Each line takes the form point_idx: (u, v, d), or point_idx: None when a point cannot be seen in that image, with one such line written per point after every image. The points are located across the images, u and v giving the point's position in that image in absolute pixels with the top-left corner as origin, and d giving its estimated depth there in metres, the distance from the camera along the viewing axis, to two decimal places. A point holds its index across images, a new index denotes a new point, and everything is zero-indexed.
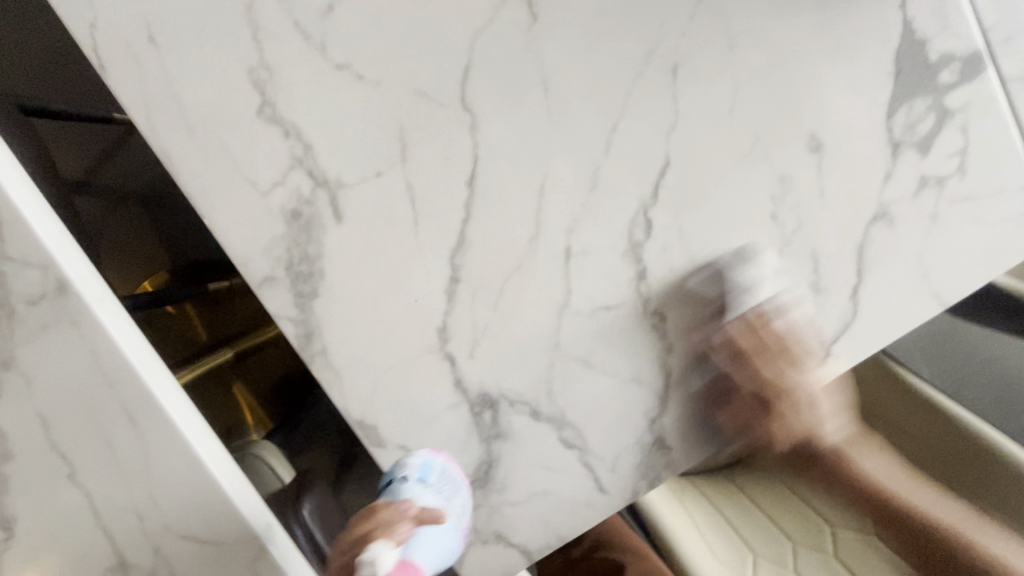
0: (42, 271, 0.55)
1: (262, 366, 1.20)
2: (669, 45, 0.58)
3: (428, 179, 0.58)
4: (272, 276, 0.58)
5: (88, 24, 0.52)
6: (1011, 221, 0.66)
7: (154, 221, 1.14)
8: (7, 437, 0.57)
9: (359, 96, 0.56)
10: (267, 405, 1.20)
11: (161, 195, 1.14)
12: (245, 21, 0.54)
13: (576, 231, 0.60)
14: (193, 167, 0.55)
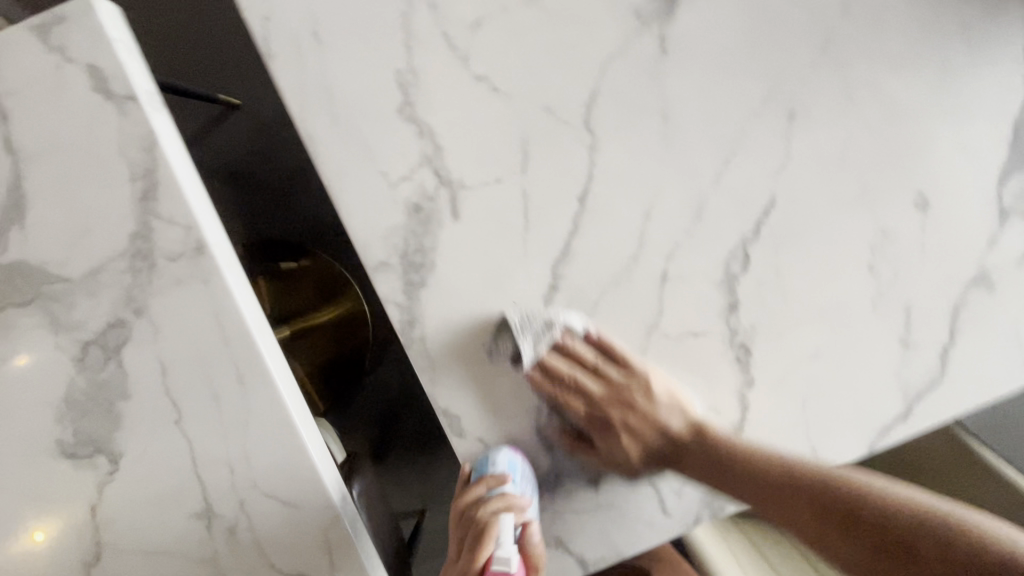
0: (185, 231, 0.61)
1: (321, 346, 1.24)
2: (789, 91, 0.60)
3: (543, 191, 0.61)
4: (385, 262, 0.62)
5: (262, 16, 0.58)
6: None
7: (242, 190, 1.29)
8: (128, 379, 0.63)
9: (492, 106, 0.60)
10: (321, 384, 1.24)
11: (252, 169, 1.28)
12: (399, 26, 0.59)
13: (675, 256, 0.62)
14: (332, 153, 0.60)
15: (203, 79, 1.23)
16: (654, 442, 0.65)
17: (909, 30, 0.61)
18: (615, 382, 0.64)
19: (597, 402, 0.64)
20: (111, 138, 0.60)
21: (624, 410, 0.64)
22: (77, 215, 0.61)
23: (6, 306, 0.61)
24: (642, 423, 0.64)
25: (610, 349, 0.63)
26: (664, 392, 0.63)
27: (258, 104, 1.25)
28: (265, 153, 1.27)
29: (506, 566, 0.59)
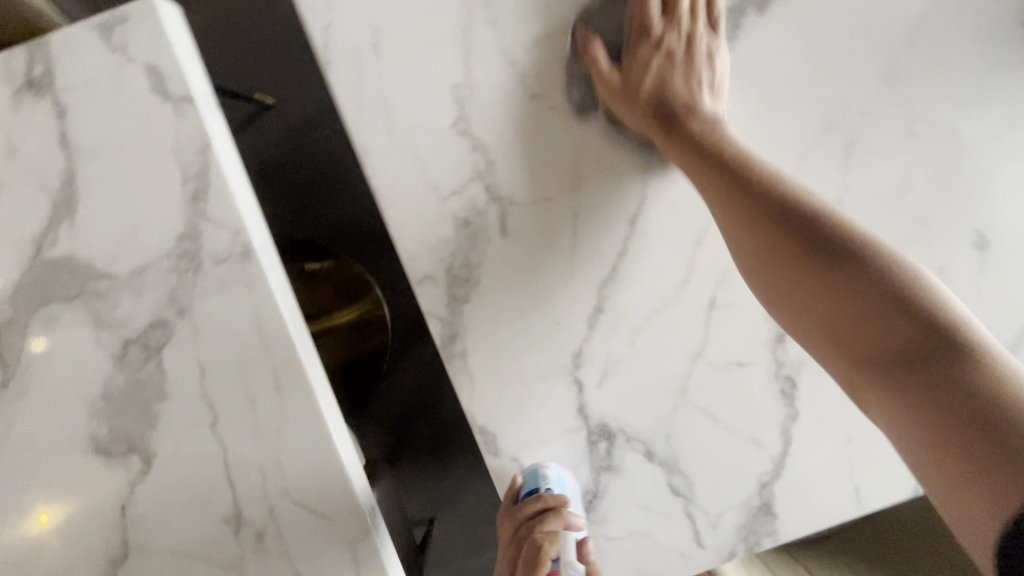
0: (233, 234, 0.61)
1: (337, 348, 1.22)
2: (849, 122, 0.59)
3: (594, 212, 0.61)
4: (430, 275, 0.61)
5: (324, 25, 0.58)
6: None
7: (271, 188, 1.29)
8: (167, 378, 0.62)
9: (547, 125, 0.60)
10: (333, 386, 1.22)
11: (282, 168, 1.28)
12: (460, 41, 0.58)
13: (724, 283, 0.61)
14: (384, 163, 0.60)
15: (242, 77, 1.24)
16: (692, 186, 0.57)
17: (975, 68, 0.60)
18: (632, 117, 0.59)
19: (630, 80, 0.59)
20: (166, 138, 0.60)
21: (663, 143, 0.59)
22: (127, 213, 0.61)
23: (51, 299, 0.62)
24: (680, 113, 0.58)
25: (665, 48, 0.59)
26: (701, 104, 0.58)
27: (291, 104, 1.25)
28: (296, 152, 1.28)
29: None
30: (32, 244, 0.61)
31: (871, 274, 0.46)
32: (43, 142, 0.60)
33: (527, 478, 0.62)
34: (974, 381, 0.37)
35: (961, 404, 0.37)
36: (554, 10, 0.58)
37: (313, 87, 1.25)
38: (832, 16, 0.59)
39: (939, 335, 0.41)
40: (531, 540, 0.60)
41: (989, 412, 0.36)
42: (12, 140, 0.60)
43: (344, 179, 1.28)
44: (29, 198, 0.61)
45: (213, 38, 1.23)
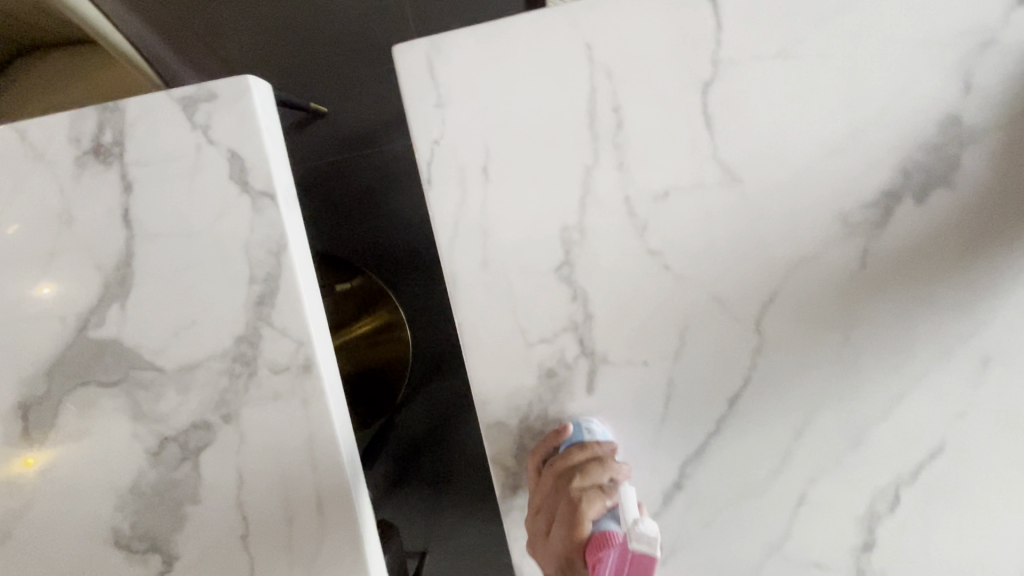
0: (295, 345, 0.55)
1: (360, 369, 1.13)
2: (991, 336, 0.53)
3: (693, 384, 0.55)
4: (502, 423, 0.56)
5: (433, 139, 0.52)
6: None
7: (309, 199, 1.17)
8: (203, 481, 0.58)
9: (660, 286, 0.53)
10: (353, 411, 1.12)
11: (323, 180, 1.17)
12: (579, 180, 0.52)
13: (818, 481, 0.56)
14: (474, 296, 0.54)
15: (299, 82, 1.15)
16: None
17: None
18: None
19: None
20: (237, 232, 0.54)
21: None
22: (185, 305, 0.55)
23: (91, 383, 0.57)
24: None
25: (603, 275, 0.54)
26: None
27: (346, 118, 1.16)
28: (342, 166, 1.17)
29: (652, 549, 0.46)
30: (78, 320, 0.56)
31: None
32: (105, 215, 0.55)
33: (573, 430, 0.54)
34: None
35: None
36: (690, 162, 0.52)
37: (371, 102, 1.15)
38: (998, 217, 0.52)
39: None
40: (570, 495, 0.52)
41: None
42: (70, 207, 0.55)
43: (385, 203, 1.17)
44: (81, 273, 0.55)
45: (274, 40, 1.14)
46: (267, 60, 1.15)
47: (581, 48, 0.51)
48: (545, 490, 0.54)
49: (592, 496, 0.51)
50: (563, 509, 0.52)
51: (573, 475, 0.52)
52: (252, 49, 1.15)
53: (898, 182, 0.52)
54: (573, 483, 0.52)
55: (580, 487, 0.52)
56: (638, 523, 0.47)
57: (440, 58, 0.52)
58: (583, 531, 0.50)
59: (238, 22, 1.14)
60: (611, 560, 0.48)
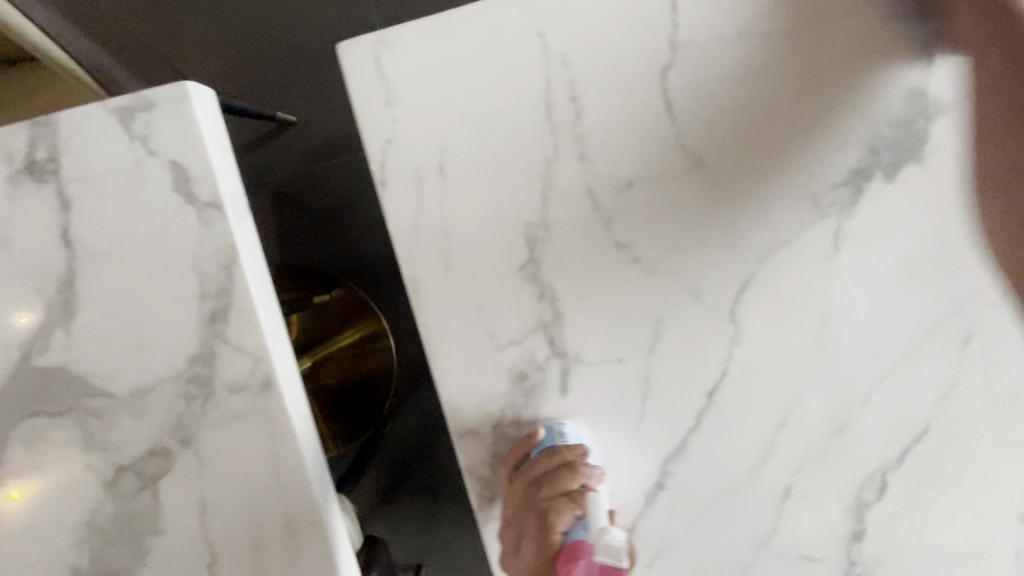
0: (253, 362, 0.53)
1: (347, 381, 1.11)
2: (970, 312, 0.52)
3: (670, 379, 0.53)
4: (474, 431, 0.54)
5: (385, 138, 0.50)
6: None
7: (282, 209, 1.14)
8: (164, 511, 0.55)
9: (629, 280, 0.52)
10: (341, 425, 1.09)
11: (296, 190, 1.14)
12: (539, 173, 0.50)
13: (803, 471, 0.54)
14: (437, 300, 0.52)
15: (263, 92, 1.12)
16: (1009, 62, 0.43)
17: None
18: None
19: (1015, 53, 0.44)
20: (185, 247, 0.51)
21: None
22: (134, 327, 0.53)
23: (38, 414, 0.54)
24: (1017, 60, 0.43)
25: (571, 271, 0.52)
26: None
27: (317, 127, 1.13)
28: (311, 175, 1.14)
29: (618, 562, 0.44)
30: (21, 349, 0.53)
31: None
32: (43, 236, 0.52)
33: (544, 436, 0.52)
34: None
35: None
36: (652, 149, 0.50)
37: (337, 107, 1.12)
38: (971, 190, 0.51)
39: None
40: (540, 505, 0.50)
41: None
42: (6, 231, 0.52)
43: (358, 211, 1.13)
44: (21, 300, 0.52)
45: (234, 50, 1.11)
46: (228, 71, 1.12)
47: (534, 37, 0.49)
48: (513, 501, 0.52)
49: (560, 505, 0.50)
50: (533, 520, 0.51)
51: (540, 484, 0.51)
52: (212, 60, 1.12)
53: (867, 159, 0.50)
54: (541, 493, 0.50)
55: (548, 497, 0.50)
56: (604, 534, 0.46)
57: (387, 54, 0.49)
58: (554, 542, 0.49)
59: (196, 33, 1.11)
60: (583, 571, 0.47)
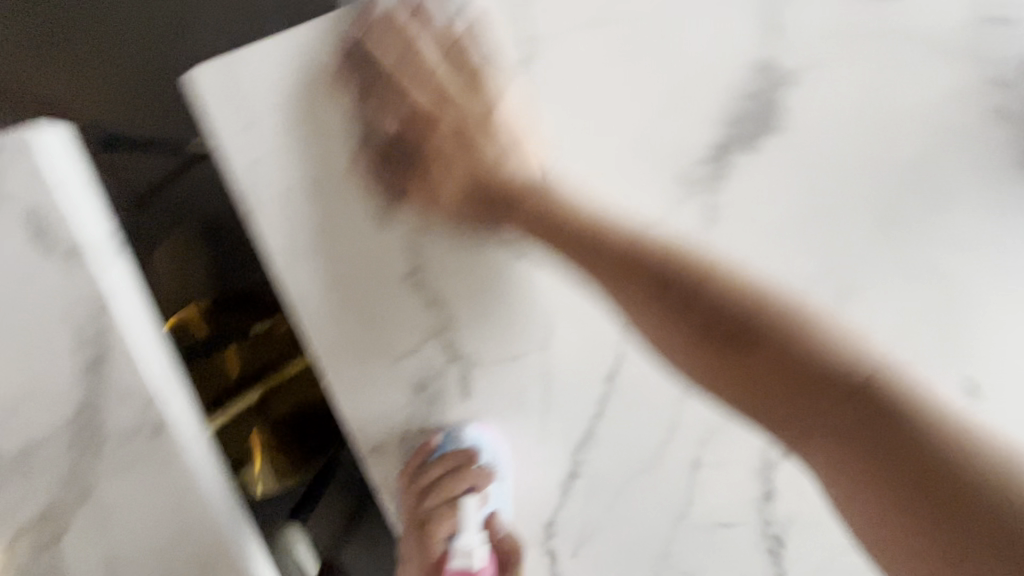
0: (142, 407, 0.51)
1: None
2: (841, 270, 0.55)
3: (568, 369, 0.54)
4: (382, 445, 0.54)
5: (248, 163, 0.49)
6: None
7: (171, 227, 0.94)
8: (73, 570, 0.53)
9: (514, 277, 0.52)
10: None
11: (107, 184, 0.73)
12: (410, 183, 0.50)
13: (709, 442, 0.56)
14: (326, 320, 0.52)
15: None
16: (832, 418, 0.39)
17: (980, 207, 0.55)
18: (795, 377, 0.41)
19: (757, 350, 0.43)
20: (53, 297, 0.49)
21: (783, 354, 0.42)
22: (11, 385, 0.50)
23: None
24: (794, 384, 0.41)
25: (456, 277, 0.52)
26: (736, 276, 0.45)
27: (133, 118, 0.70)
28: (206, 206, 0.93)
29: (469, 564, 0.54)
30: None
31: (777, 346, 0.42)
32: None
33: (438, 443, 0.53)
34: (888, 407, 0.37)
35: (858, 428, 0.38)
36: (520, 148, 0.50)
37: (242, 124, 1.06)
38: (831, 151, 0.52)
39: (845, 376, 0.39)
40: (422, 509, 0.55)
41: (891, 427, 0.37)
42: None
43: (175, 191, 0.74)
44: None
45: None
46: None
47: (387, 46, 0.49)
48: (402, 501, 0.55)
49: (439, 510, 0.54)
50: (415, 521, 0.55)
51: (426, 492, 0.54)
52: None
53: (727, 134, 0.52)
54: (426, 501, 0.54)
55: (430, 505, 0.54)
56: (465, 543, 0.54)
57: (237, 76, 0.48)
58: (428, 542, 0.55)
59: None
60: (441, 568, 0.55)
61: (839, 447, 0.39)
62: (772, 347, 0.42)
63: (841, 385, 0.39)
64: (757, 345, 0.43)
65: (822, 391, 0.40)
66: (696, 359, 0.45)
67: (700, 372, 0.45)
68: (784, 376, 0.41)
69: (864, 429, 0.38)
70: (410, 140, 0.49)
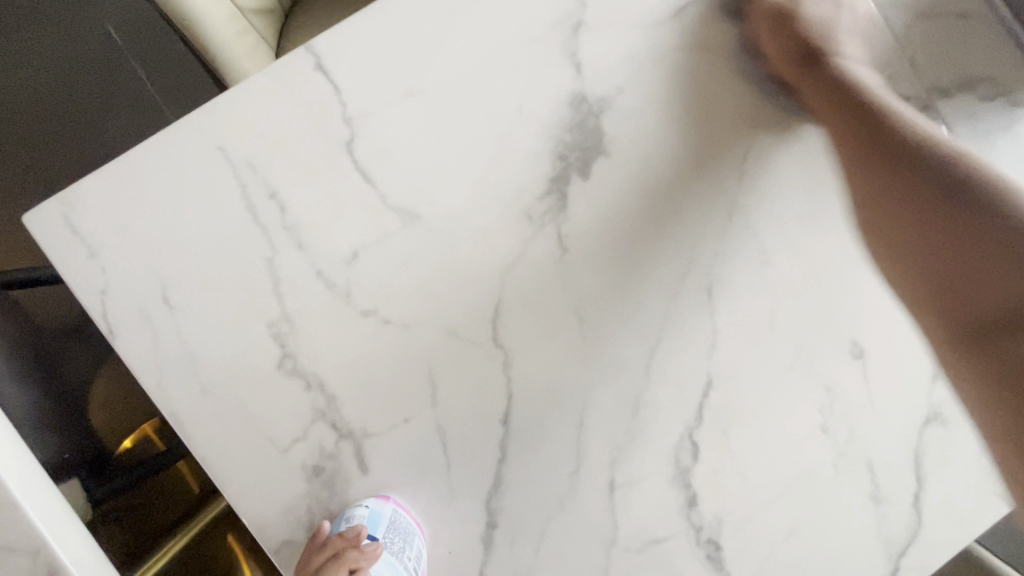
0: (30, 558, 0.49)
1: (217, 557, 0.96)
2: (703, 266, 0.57)
3: (461, 421, 0.54)
4: (289, 539, 0.52)
5: (99, 290, 0.50)
6: None
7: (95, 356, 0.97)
8: None
9: (387, 342, 0.53)
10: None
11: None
12: (264, 275, 0.51)
13: (619, 461, 0.56)
14: (206, 427, 0.51)
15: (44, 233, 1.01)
16: (987, 291, 0.42)
17: (813, 182, 0.58)
18: (947, 197, 0.46)
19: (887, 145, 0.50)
20: None
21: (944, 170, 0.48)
22: None
23: None
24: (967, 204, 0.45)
25: (329, 355, 0.52)
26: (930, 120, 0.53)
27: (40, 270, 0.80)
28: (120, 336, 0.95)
29: None
30: None
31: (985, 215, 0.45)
32: None
33: (332, 527, 0.51)
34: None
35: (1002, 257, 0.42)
36: (366, 220, 0.52)
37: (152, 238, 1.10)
38: (659, 162, 0.56)
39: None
40: None
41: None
42: None
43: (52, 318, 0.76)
44: None
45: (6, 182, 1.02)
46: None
47: (216, 153, 0.51)
48: None
49: None
50: None
51: None
52: None
53: (560, 165, 0.54)
54: None
55: None
56: None
57: (76, 211, 0.50)
58: None
59: None
60: None
61: (962, 344, 0.42)
62: (979, 229, 0.44)
63: (1016, 257, 0.42)
64: (923, 190, 0.48)
65: (963, 212, 0.45)
66: (911, 287, 0.47)
67: (907, 276, 0.47)
68: (956, 235, 0.45)
69: (1007, 320, 0.41)
70: (258, 235, 0.51)
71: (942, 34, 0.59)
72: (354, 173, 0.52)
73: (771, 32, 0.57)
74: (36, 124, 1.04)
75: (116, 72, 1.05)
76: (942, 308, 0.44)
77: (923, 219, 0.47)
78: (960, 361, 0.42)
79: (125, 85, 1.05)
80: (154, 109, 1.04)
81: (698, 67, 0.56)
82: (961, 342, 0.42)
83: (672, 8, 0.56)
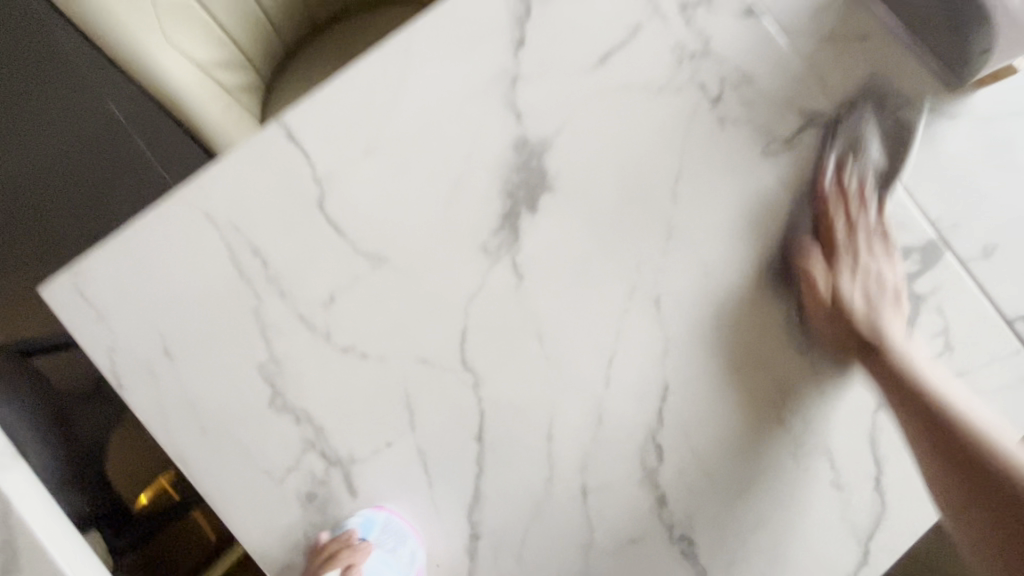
0: None
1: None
2: (649, 281, 0.62)
3: (439, 441, 0.59)
4: (290, 563, 0.57)
5: (108, 349, 0.56)
6: (1015, 381, 0.66)
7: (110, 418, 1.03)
8: None
9: (366, 375, 0.58)
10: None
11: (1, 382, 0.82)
12: (252, 323, 0.57)
13: (589, 468, 0.60)
14: (209, 465, 0.56)
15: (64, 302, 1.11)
16: (939, 458, 0.58)
17: (742, 196, 0.64)
18: (900, 403, 0.60)
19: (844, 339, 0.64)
20: None
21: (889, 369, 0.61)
22: None
23: None
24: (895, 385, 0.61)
25: (314, 390, 0.58)
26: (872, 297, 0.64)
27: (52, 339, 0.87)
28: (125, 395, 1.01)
29: None
30: None
31: (926, 415, 0.59)
32: None
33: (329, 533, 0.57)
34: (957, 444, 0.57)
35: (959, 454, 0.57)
36: (339, 266, 0.59)
37: None
38: (599, 191, 0.62)
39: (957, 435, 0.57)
40: None
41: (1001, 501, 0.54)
42: None
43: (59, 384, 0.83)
44: None
45: (26, 255, 1.13)
46: (24, 275, 1.12)
47: (205, 219, 0.58)
48: None
49: None
50: None
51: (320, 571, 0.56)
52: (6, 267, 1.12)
53: (510, 203, 0.61)
54: None
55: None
56: None
57: (84, 281, 0.56)
58: None
59: None
60: None
61: (939, 458, 0.58)
62: (924, 419, 0.59)
63: (948, 442, 0.58)
64: (907, 404, 0.60)
65: (925, 414, 0.59)
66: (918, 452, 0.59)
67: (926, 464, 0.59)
68: (924, 419, 0.59)
69: (987, 497, 0.54)
70: (245, 288, 0.58)
71: (846, 55, 0.66)
72: (326, 226, 0.59)
73: (692, 69, 0.64)
74: (50, 198, 1.14)
75: (118, 146, 1.14)
76: (957, 495, 0.56)
77: (915, 427, 0.60)
78: (970, 514, 0.55)
79: (127, 156, 1.14)
80: (155, 176, 1.14)
81: (629, 104, 0.63)
82: (976, 497, 0.55)
83: (601, 53, 0.63)
